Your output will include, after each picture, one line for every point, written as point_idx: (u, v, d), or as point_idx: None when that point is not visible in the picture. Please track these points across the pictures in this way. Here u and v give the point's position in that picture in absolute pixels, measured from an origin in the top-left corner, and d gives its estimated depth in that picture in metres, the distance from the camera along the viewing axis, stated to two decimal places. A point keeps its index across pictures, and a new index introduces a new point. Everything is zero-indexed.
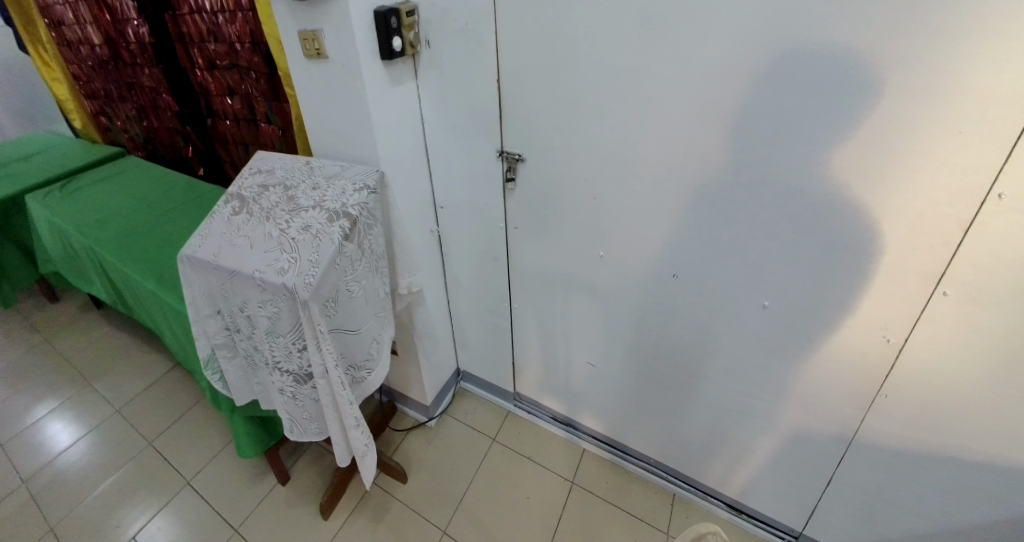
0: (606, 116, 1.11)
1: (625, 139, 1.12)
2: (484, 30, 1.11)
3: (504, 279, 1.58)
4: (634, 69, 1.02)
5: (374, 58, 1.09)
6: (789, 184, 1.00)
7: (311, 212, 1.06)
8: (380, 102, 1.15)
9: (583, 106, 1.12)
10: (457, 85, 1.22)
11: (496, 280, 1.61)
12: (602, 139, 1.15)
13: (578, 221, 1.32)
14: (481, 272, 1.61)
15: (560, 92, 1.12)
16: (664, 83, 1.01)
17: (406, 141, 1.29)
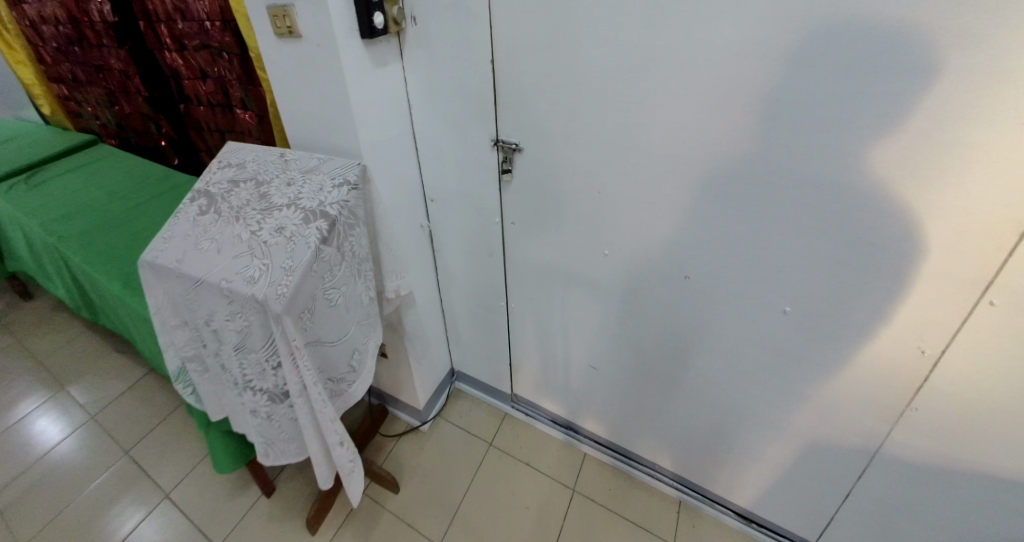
0: (614, 102, 1.00)
1: (635, 127, 1.01)
2: (478, 3, 0.99)
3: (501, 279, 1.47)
4: (645, 48, 0.92)
5: (354, 37, 0.98)
6: (815, 178, 0.91)
7: (285, 211, 0.95)
8: (362, 87, 1.03)
9: (588, 90, 1.01)
10: (447, 66, 1.11)
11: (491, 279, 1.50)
12: (609, 128, 1.04)
13: (581, 218, 1.22)
14: (476, 273, 1.49)
15: (563, 74, 1.01)
16: (679, 63, 0.90)
17: (393, 130, 1.18)
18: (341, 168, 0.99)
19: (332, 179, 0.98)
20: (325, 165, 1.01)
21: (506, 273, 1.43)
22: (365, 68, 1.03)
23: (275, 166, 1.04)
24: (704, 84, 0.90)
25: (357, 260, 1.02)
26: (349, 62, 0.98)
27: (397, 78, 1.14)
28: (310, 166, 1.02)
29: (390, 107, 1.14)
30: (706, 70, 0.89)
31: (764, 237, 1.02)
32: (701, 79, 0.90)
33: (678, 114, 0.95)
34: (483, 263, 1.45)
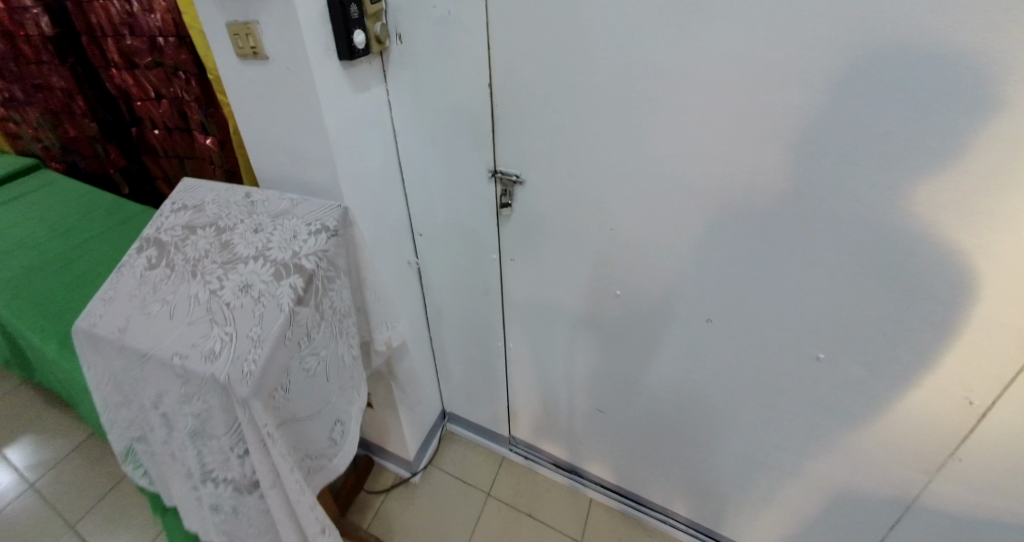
0: (631, 130, 0.88)
1: (655, 158, 0.89)
2: (473, 19, 0.85)
3: (499, 320, 1.32)
4: (669, 72, 0.80)
5: (328, 59, 0.83)
6: (867, 217, 0.80)
7: (252, 265, 0.80)
8: (339, 116, 0.89)
9: (602, 118, 0.88)
10: (437, 89, 0.96)
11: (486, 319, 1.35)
12: (627, 159, 0.92)
13: (591, 256, 1.09)
14: (471, 313, 1.35)
15: (571, 100, 0.88)
16: (709, 88, 0.79)
17: (377, 162, 1.02)
18: (318, 210, 0.85)
19: (307, 224, 0.83)
20: (299, 206, 0.86)
21: (503, 314, 1.30)
22: (342, 94, 0.88)
23: (239, 208, 0.89)
24: (736, 112, 0.79)
25: (339, 316, 0.87)
26: (322, 88, 0.84)
27: (378, 103, 0.98)
28: (281, 208, 0.87)
29: (373, 137, 0.99)
30: (739, 98, 0.78)
31: (805, 279, 0.91)
32: (734, 107, 0.79)
33: (706, 143, 0.84)
34: (479, 302, 1.31)
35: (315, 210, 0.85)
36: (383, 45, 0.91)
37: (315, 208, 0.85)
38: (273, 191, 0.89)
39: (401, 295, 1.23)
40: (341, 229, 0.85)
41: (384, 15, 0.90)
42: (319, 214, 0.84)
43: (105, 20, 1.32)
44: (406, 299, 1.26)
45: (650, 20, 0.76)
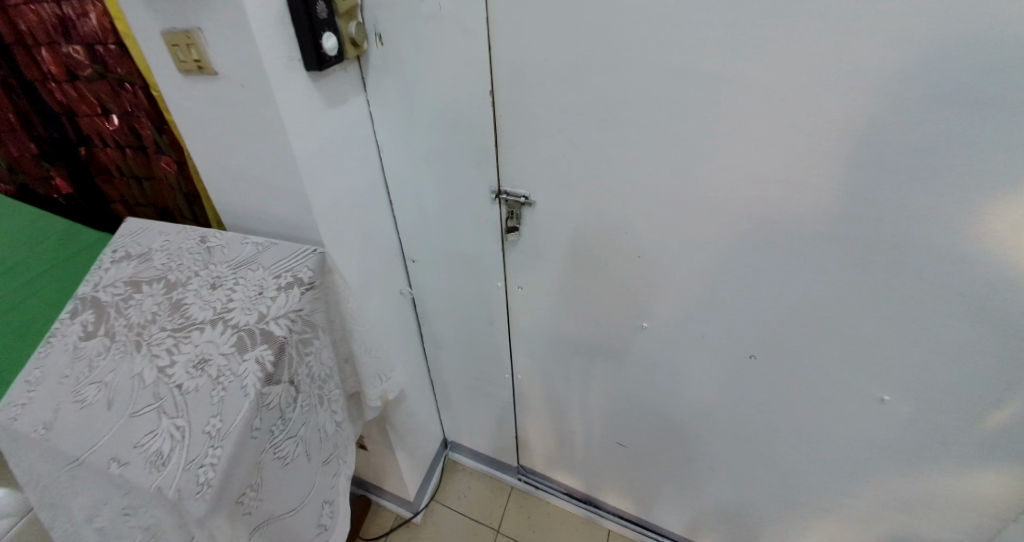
0: (675, 149, 0.68)
1: (705, 181, 0.69)
2: (467, 12, 0.66)
3: (505, 362, 1.13)
4: (734, 73, 0.60)
5: (292, 70, 0.67)
6: (1002, 259, 0.60)
7: (210, 333, 0.65)
8: (307, 140, 0.72)
9: (636, 131, 0.68)
10: (426, 99, 0.77)
11: (489, 360, 1.16)
12: (669, 182, 0.71)
13: (617, 294, 0.89)
14: (473, 354, 1.16)
15: (595, 110, 0.69)
16: (787, 96, 0.59)
17: (355, 191, 0.83)
18: (289, 257, 0.69)
19: (275, 276, 0.67)
20: (266, 252, 0.70)
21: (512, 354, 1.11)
22: (314, 110, 0.72)
23: (193, 255, 0.73)
24: (823, 126, 0.59)
25: (322, 383, 0.72)
26: (286, 108, 0.67)
27: (360, 117, 0.81)
28: (244, 255, 0.71)
29: (353, 159, 0.81)
30: (824, 109, 0.58)
31: (904, 334, 0.70)
32: (819, 118, 0.59)
33: (779, 168, 0.64)
34: (481, 343, 1.11)
35: (285, 257, 0.69)
36: (360, 49, 0.73)
37: (286, 255, 0.69)
38: (235, 233, 0.73)
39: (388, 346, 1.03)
40: (319, 280, 0.68)
41: (361, 11, 0.72)
42: (290, 263, 0.68)
43: (40, 24, 1.13)
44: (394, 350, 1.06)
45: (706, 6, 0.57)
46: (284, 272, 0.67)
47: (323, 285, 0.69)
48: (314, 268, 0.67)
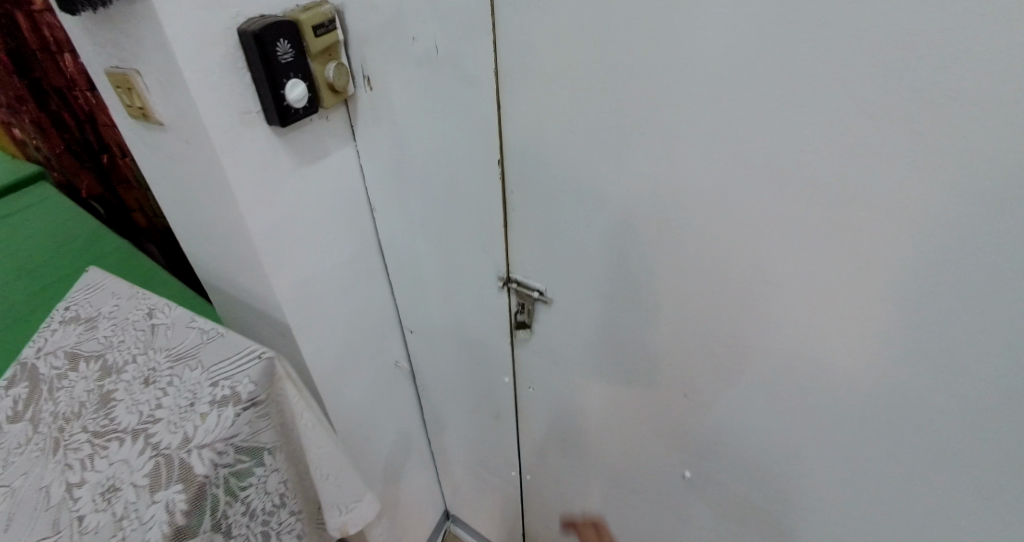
0: (746, 272, 0.46)
1: (789, 322, 0.46)
2: (471, 58, 0.48)
3: (512, 459, 0.94)
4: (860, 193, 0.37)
5: (247, 128, 0.51)
6: None
7: (126, 449, 0.52)
8: (266, 213, 0.57)
9: (690, 243, 0.47)
10: (424, 159, 0.60)
11: (495, 454, 0.97)
12: (735, 312, 0.49)
13: (651, 427, 0.67)
14: (476, 441, 0.97)
15: (636, 201, 0.48)
16: (962, 246, 0.34)
17: (332, 262, 0.68)
18: (231, 358, 0.54)
19: (210, 382, 0.53)
20: (209, 344, 0.57)
21: (520, 454, 0.91)
22: (279, 175, 0.57)
23: (135, 336, 0.62)
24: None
25: (267, 512, 0.57)
26: (237, 176, 0.52)
27: (345, 173, 0.66)
28: (186, 344, 0.58)
29: (332, 224, 0.66)
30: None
31: None
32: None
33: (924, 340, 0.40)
34: (484, 431, 0.93)
35: (227, 357, 0.55)
36: (343, 94, 0.58)
37: (229, 353, 0.55)
38: (182, 312, 0.61)
39: (371, 430, 0.87)
40: (264, 390, 0.53)
41: (345, 48, 0.56)
42: (230, 366, 0.54)
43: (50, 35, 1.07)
44: (380, 433, 0.90)
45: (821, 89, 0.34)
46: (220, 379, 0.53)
47: (270, 395, 0.54)
48: (256, 376, 0.52)
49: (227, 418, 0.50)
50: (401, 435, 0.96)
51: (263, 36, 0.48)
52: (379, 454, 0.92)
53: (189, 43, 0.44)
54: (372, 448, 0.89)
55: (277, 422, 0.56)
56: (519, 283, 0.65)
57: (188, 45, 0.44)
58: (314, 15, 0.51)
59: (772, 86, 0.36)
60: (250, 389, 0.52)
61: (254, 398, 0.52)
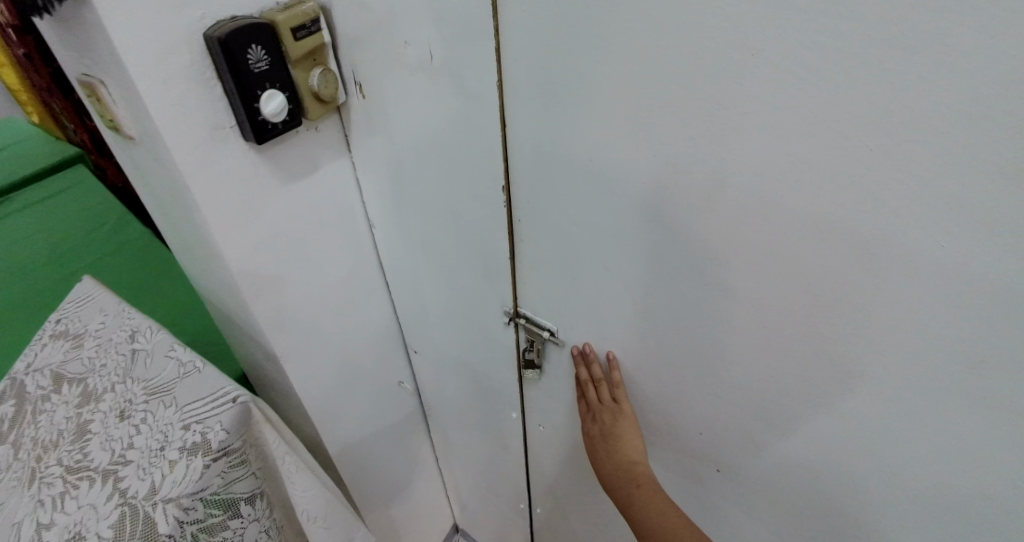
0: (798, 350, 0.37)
1: (845, 411, 0.38)
2: (471, 68, 0.40)
3: (521, 493, 0.87)
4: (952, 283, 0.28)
5: (219, 146, 0.45)
6: None
7: (92, 494, 0.48)
8: (245, 239, 0.51)
9: (736, 298, 0.39)
10: (424, 179, 0.53)
11: (502, 484, 0.90)
12: (783, 384, 0.41)
13: (676, 478, 0.61)
14: (484, 469, 0.91)
15: (662, 250, 0.40)
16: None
17: (324, 285, 0.62)
18: (206, 400, 0.49)
19: (180, 425, 0.48)
20: (186, 379, 0.52)
21: (528, 489, 0.85)
22: (259, 196, 0.50)
23: (118, 361, 0.57)
24: None
25: None
26: (208, 201, 0.46)
27: (340, 188, 0.59)
28: (163, 375, 0.53)
29: (324, 245, 0.60)
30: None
31: None
32: None
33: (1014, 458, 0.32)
34: (492, 460, 0.86)
35: (201, 398, 0.49)
36: (331, 103, 0.51)
37: (204, 392, 0.50)
38: (163, 338, 0.56)
39: (371, 454, 0.82)
40: (238, 437, 0.48)
41: (333, 51, 0.49)
42: (203, 408, 0.48)
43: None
44: (382, 456, 0.85)
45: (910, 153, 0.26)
46: (191, 423, 0.48)
47: (245, 442, 0.49)
48: (228, 423, 0.47)
49: (195, 470, 0.45)
50: (405, 457, 0.91)
51: (232, 42, 0.41)
52: (381, 478, 0.87)
53: (140, 53, 0.38)
54: (373, 473, 0.84)
55: (256, 468, 0.51)
56: (526, 321, 0.58)
57: (139, 56, 0.38)
58: (293, 15, 0.44)
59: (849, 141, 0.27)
60: (221, 438, 0.46)
61: (226, 447, 0.47)
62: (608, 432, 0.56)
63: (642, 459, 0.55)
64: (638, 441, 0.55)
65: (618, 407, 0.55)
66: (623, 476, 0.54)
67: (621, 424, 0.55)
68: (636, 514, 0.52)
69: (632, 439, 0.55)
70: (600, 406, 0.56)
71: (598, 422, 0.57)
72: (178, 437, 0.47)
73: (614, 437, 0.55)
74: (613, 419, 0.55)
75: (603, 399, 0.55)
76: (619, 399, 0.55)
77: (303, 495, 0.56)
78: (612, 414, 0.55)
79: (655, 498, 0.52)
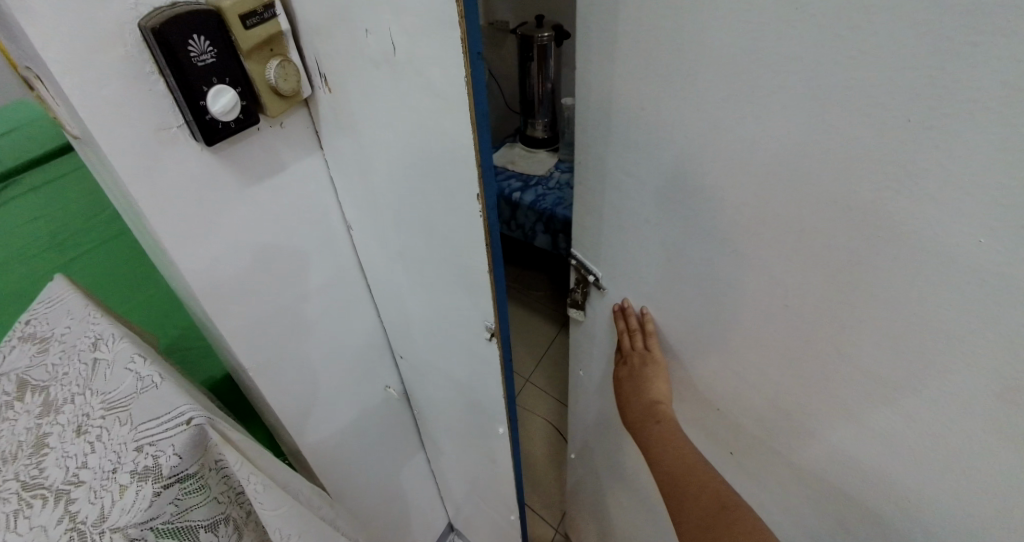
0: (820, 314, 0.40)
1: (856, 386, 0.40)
2: (438, 65, 0.35)
3: (512, 503, 0.84)
4: (952, 264, 0.30)
5: (166, 149, 0.41)
6: None
7: (41, 517, 0.39)
8: (204, 249, 0.47)
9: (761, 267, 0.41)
10: (399, 181, 0.48)
11: (493, 495, 0.87)
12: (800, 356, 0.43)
13: None
14: (475, 478, 0.87)
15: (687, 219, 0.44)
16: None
17: (299, 292, 0.58)
18: (159, 419, 0.42)
19: (133, 446, 0.41)
20: (143, 395, 0.45)
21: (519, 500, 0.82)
22: (218, 201, 0.46)
23: (81, 370, 0.50)
24: None
25: None
26: (155, 210, 0.42)
27: (310, 191, 0.55)
28: (122, 389, 0.46)
29: (297, 251, 0.56)
30: None
31: None
32: None
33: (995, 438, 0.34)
34: (483, 471, 0.83)
35: (155, 417, 0.42)
36: (292, 98, 0.46)
37: (161, 409, 0.42)
38: (123, 348, 0.49)
39: (357, 465, 0.79)
40: (194, 463, 0.41)
41: (293, 39, 0.44)
42: (156, 428, 0.41)
43: None
44: (368, 466, 0.81)
45: (921, 126, 0.28)
46: (144, 445, 0.40)
47: (204, 466, 0.42)
48: (181, 446, 0.40)
49: (142, 499, 0.39)
50: (393, 467, 0.87)
51: (169, 32, 0.36)
52: (368, 487, 0.84)
53: (64, 48, 0.33)
54: (358, 484, 0.81)
55: (218, 492, 0.44)
56: (578, 262, 0.64)
57: (63, 52, 0.33)
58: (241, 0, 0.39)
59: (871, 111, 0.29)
60: (173, 463, 0.40)
61: (179, 473, 0.40)
62: (636, 375, 0.59)
63: (665, 402, 0.58)
64: (665, 386, 0.58)
65: (648, 354, 0.58)
66: (645, 413, 0.58)
67: (650, 370, 0.58)
68: (652, 444, 0.57)
69: (660, 386, 0.58)
70: (631, 350, 0.59)
71: (627, 366, 0.60)
72: (129, 460, 0.40)
73: (641, 380, 0.59)
74: (642, 364, 0.59)
75: (634, 345, 0.59)
76: (651, 347, 0.58)
77: (273, 514, 0.46)
78: (641, 360, 0.59)
79: (666, 440, 0.56)
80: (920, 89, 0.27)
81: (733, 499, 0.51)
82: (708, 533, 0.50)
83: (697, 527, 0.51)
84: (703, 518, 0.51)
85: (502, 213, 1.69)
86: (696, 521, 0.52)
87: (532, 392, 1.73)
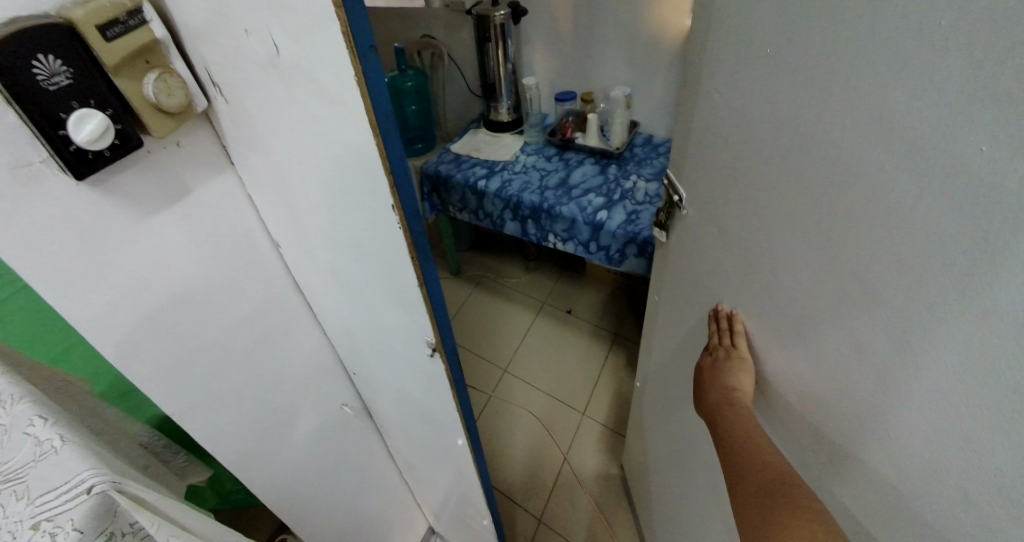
0: (835, 255, 0.42)
1: (862, 335, 0.41)
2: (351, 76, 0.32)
3: (481, 509, 0.82)
4: (950, 205, 0.31)
5: (28, 190, 0.35)
6: None
7: None
8: (95, 295, 0.42)
9: (799, 199, 0.44)
10: (318, 199, 0.44)
11: (463, 503, 0.84)
12: (819, 297, 0.45)
13: None
14: (444, 489, 0.84)
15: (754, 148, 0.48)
16: None
17: (227, 322, 0.53)
18: (57, 493, 0.36)
19: (29, 523, 0.35)
20: (40, 466, 0.38)
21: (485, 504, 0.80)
22: (106, 236, 0.41)
23: None
24: None
25: None
26: (19, 258, 0.36)
27: (225, 212, 0.49)
28: (16, 458, 0.38)
29: (215, 280, 0.50)
30: None
31: None
32: None
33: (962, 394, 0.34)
34: (449, 481, 0.80)
35: (51, 491, 0.36)
36: (180, 114, 0.40)
37: (59, 478, 0.37)
38: (21, 410, 0.41)
39: (316, 487, 0.75)
40: (99, 534, 0.37)
41: (175, 47, 0.38)
42: (51, 503, 0.36)
43: None
44: (331, 485, 0.77)
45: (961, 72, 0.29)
46: (40, 523, 0.35)
47: (114, 534, 0.38)
48: (83, 520, 0.36)
49: None
50: (360, 482, 0.84)
51: (8, 54, 0.31)
52: (336, 506, 0.80)
53: None
54: (318, 507, 0.77)
55: None
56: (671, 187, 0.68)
57: None
58: (95, 8, 0.33)
59: (923, 33, 0.30)
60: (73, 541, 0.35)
61: None
62: (719, 366, 0.59)
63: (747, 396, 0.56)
64: (750, 383, 0.57)
65: (734, 349, 0.59)
66: (720, 398, 0.57)
67: (734, 362, 0.58)
68: (721, 427, 0.56)
69: (745, 378, 0.57)
70: (718, 345, 0.61)
71: (711, 357, 0.61)
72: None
73: (723, 370, 0.59)
74: (727, 357, 0.59)
75: (721, 341, 0.60)
76: (737, 344, 0.59)
77: None
78: (726, 353, 0.59)
79: (739, 420, 0.54)
80: (972, 29, 0.28)
81: (795, 479, 0.47)
82: (761, 501, 0.47)
83: (750, 502, 0.48)
84: (758, 486, 0.48)
85: (468, 203, 1.64)
86: (750, 499, 0.48)
87: (509, 382, 1.71)
